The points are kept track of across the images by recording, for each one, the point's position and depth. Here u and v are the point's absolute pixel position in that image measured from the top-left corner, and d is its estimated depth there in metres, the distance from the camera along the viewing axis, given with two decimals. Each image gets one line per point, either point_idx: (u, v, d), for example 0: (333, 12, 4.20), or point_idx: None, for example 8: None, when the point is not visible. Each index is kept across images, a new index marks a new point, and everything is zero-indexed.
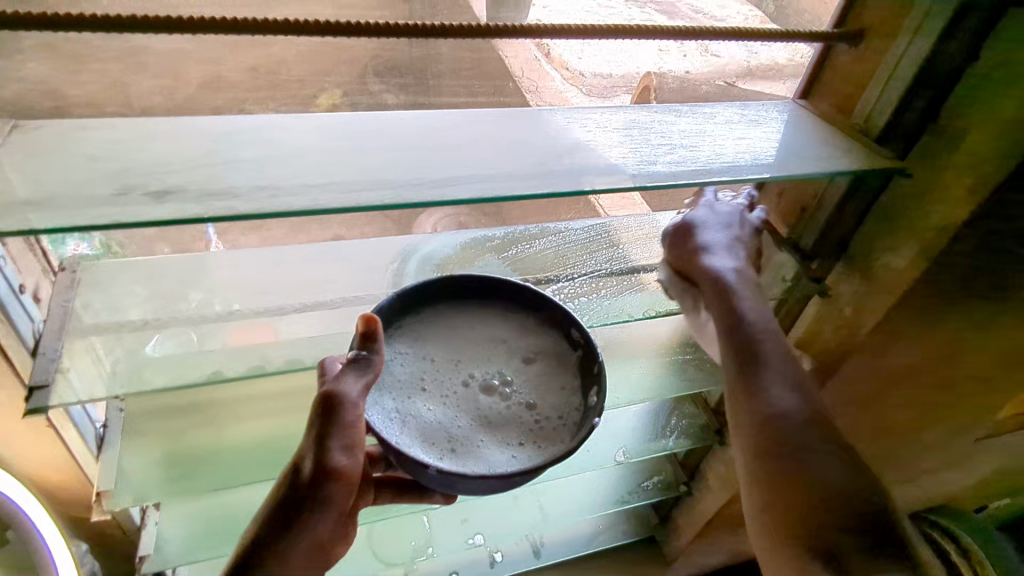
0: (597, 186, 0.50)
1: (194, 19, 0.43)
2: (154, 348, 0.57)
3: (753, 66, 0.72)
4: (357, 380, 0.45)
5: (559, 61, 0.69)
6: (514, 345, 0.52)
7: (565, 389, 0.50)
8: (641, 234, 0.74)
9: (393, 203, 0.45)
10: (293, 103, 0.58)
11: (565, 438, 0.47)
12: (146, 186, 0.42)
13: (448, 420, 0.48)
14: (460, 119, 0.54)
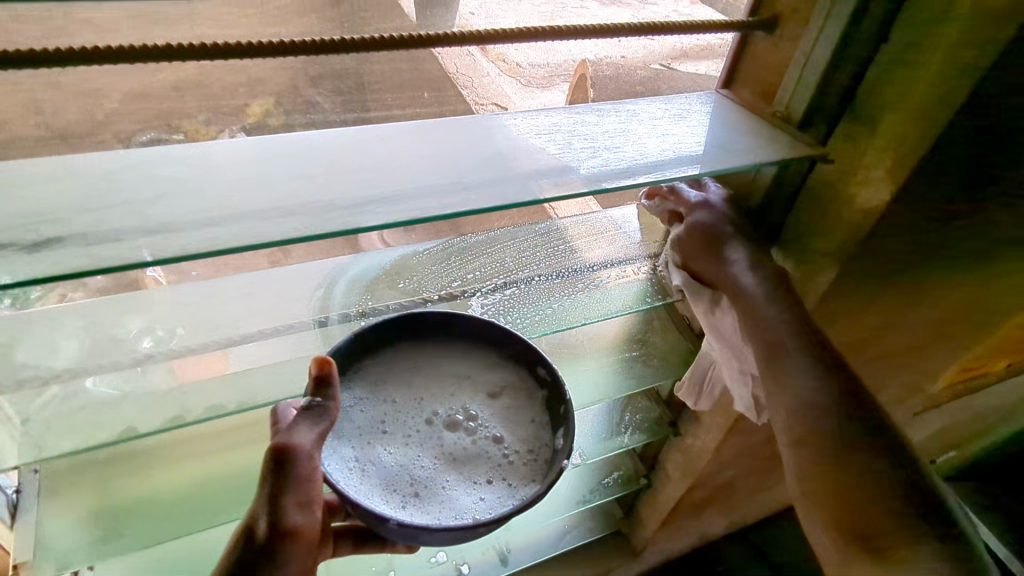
0: (549, 192, 0.49)
1: (68, 50, 0.40)
2: (95, 383, 0.55)
3: (687, 47, 0.67)
4: (308, 429, 0.44)
5: (494, 53, 0.63)
6: (478, 379, 0.53)
7: (532, 425, 0.51)
8: (580, 236, 0.73)
9: (302, 235, 0.42)
10: (193, 120, 0.53)
11: (535, 475, 0.48)
12: (20, 240, 0.38)
13: (410, 466, 0.48)
14: (375, 136, 0.51)
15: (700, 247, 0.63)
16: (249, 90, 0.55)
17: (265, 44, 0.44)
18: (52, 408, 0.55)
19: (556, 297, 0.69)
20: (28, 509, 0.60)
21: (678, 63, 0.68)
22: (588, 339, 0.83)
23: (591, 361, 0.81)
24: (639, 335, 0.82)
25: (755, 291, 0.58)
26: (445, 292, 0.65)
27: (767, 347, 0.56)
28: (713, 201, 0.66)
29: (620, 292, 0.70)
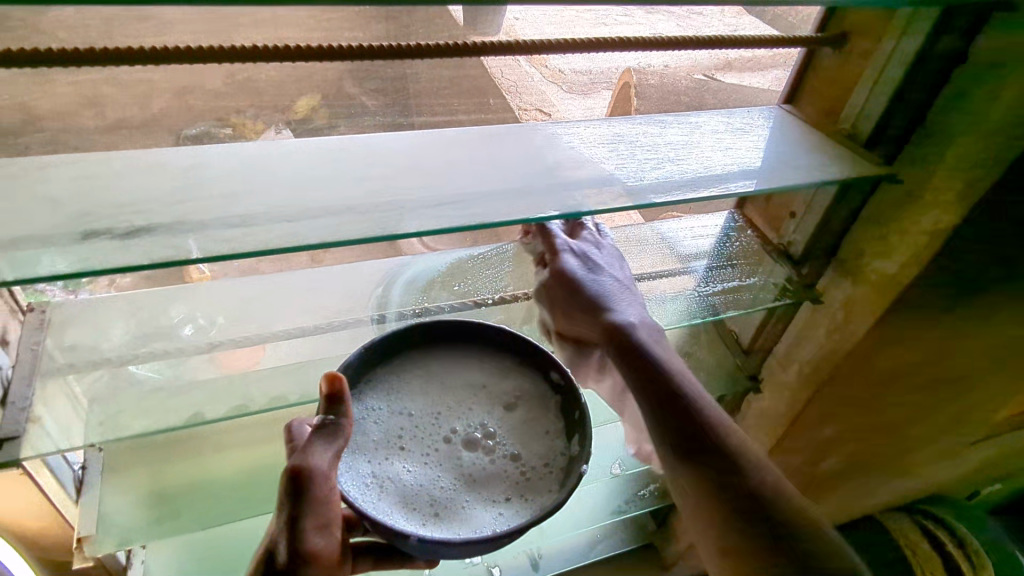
0: (593, 207, 0.49)
1: (153, 49, 0.41)
2: (137, 368, 0.56)
3: (733, 59, 0.68)
4: (325, 451, 0.46)
5: (539, 58, 0.64)
6: (492, 391, 0.53)
7: (548, 433, 0.52)
8: (634, 244, 0.73)
9: (377, 235, 0.43)
10: (242, 115, 0.55)
11: (552, 487, 0.49)
12: (112, 229, 0.40)
13: (430, 481, 0.49)
14: (440, 139, 0.52)
15: (557, 297, 0.59)
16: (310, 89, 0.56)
17: (344, 47, 0.46)
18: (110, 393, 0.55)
19: None
20: (92, 484, 0.61)
21: (722, 74, 0.69)
22: None
23: None
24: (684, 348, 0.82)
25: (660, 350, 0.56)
26: (501, 296, 0.66)
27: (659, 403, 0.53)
28: (600, 254, 0.61)
29: (667, 305, 0.70)
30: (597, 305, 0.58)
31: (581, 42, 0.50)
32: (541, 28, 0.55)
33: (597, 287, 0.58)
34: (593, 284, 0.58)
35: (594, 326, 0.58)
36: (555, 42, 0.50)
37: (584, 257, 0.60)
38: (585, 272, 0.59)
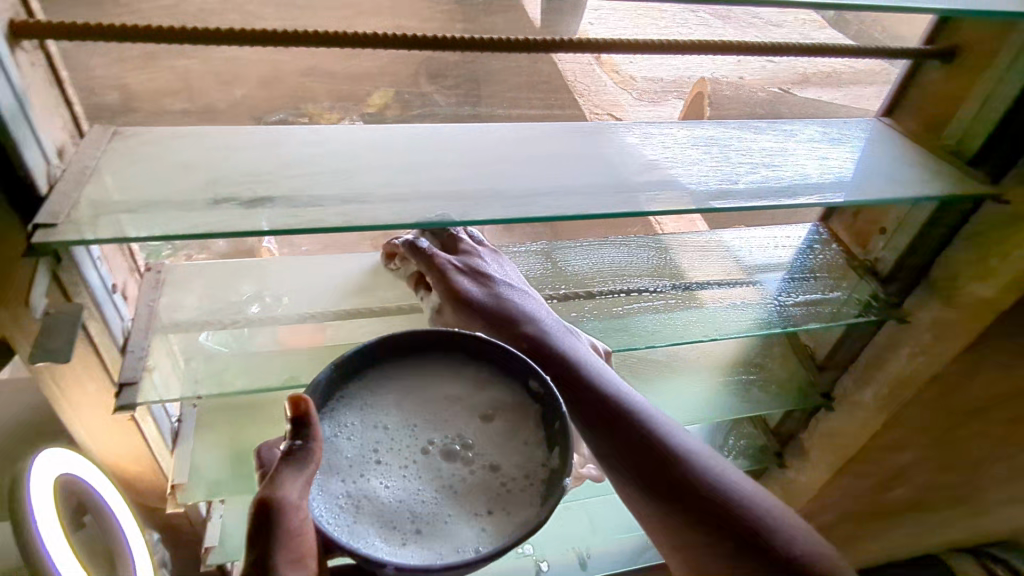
0: (657, 208, 0.49)
1: (285, 32, 0.44)
2: (206, 339, 0.58)
3: (810, 72, 0.71)
4: (298, 480, 0.33)
5: (610, 64, 0.67)
6: (470, 400, 0.39)
7: (531, 442, 0.37)
8: (703, 252, 0.72)
9: (479, 221, 0.45)
10: (324, 105, 0.57)
11: (537, 500, 0.35)
12: (240, 196, 0.43)
13: (406, 500, 0.35)
14: (534, 133, 0.54)
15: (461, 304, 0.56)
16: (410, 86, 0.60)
17: (457, 38, 0.48)
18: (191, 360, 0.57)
19: (678, 312, 0.67)
20: (186, 436, 0.66)
21: (798, 89, 0.71)
22: (698, 356, 0.82)
23: (702, 377, 0.80)
24: (755, 359, 0.81)
25: (579, 352, 0.52)
26: (561, 294, 0.66)
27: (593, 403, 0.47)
28: (499, 267, 0.60)
29: (745, 311, 0.68)
30: (507, 321, 0.54)
31: (676, 44, 0.52)
32: (613, 27, 0.58)
33: (506, 291, 0.57)
34: (512, 298, 0.56)
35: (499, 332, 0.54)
36: (652, 42, 0.52)
37: (464, 272, 0.57)
38: (497, 280, 0.57)
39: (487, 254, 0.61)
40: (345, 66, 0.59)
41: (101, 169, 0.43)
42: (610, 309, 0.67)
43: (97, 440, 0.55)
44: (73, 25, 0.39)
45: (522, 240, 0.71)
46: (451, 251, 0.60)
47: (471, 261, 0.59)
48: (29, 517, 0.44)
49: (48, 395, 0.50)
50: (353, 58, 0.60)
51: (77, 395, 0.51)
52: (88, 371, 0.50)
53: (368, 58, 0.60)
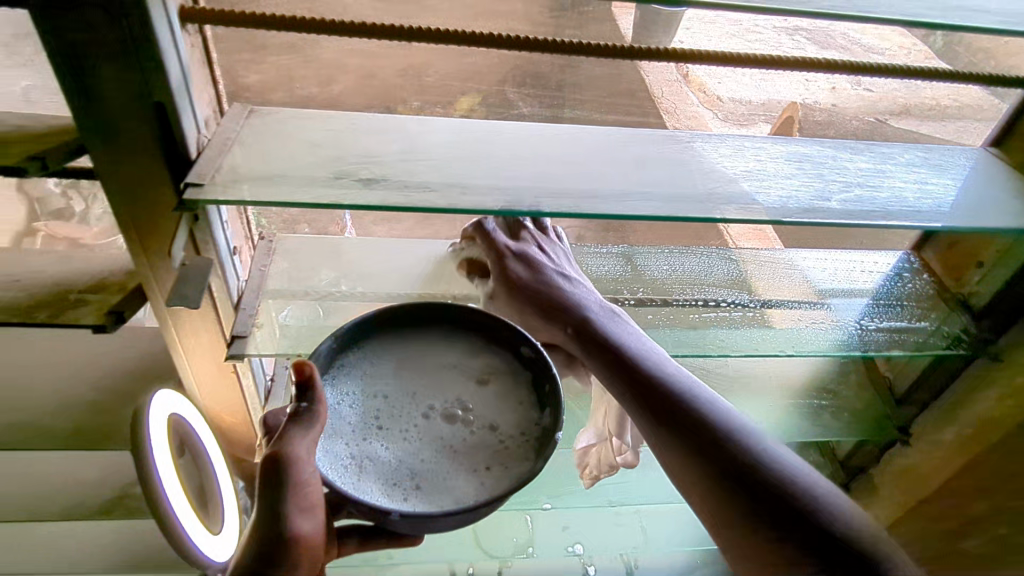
0: (728, 215, 0.50)
1: (416, 28, 0.47)
2: (286, 318, 0.61)
3: (910, 103, 0.74)
4: (305, 437, 0.40)
5: (698, 82, 0.76)
6: (464, 368, 0.46)
7: (520, 405, 0.45)
8: (788, 269, 0.72)
9: (575, 214, 0.48)
10: (448, 104, 0.64)
11: (532, 455, 0.42)
12: (357, 174, 0.47)
13: (407, 461, 0.41)
14: (628, 136, 0.56)
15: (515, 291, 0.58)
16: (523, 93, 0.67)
17: (569, 42, 0.50)
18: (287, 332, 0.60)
19: (756, 328, 0.67)
20: (277, 397, 0.69)
21: (896, 119, 0.73)
22: (772, 374, 0.81)
23: (774, 399, 0.79)
24: (829, 385, 0.80)
25: (624, 338, 0.55)
26: (639, 298, 0.67)
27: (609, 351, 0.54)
28: (558, 254, 0.63)
29: (827, 331, 0.67)
30: (562, 309, 0.57)
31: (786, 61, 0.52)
32: (705, 40, 0.66)
33: (560, 279, 0.59)
34: (566, 287, 0.59)
35: (547, 317, 0.57)
36: (759, 57, 0.52)
37: (528, 261, 0.59)
38: (554, 268, 0.60)
39: (547, 241, 0.63)
40: (462, 62, 0.67)
41: (239, 141, 0.48)
42: (687, 317, 0.67)
43: (204, 386, 0.61)
44: (227, 13, 0.44)
45: (604, 241, 0.73)
46: (513, 236, 0.61)
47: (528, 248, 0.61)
48: (146, 446, 0.48)
49: (168, 341, 0.57)
50: (469, 56, 0.67)
51: (193, 342, 0.56)
52: (203, 325, 0.55)
53: (485, 57, 0.68)
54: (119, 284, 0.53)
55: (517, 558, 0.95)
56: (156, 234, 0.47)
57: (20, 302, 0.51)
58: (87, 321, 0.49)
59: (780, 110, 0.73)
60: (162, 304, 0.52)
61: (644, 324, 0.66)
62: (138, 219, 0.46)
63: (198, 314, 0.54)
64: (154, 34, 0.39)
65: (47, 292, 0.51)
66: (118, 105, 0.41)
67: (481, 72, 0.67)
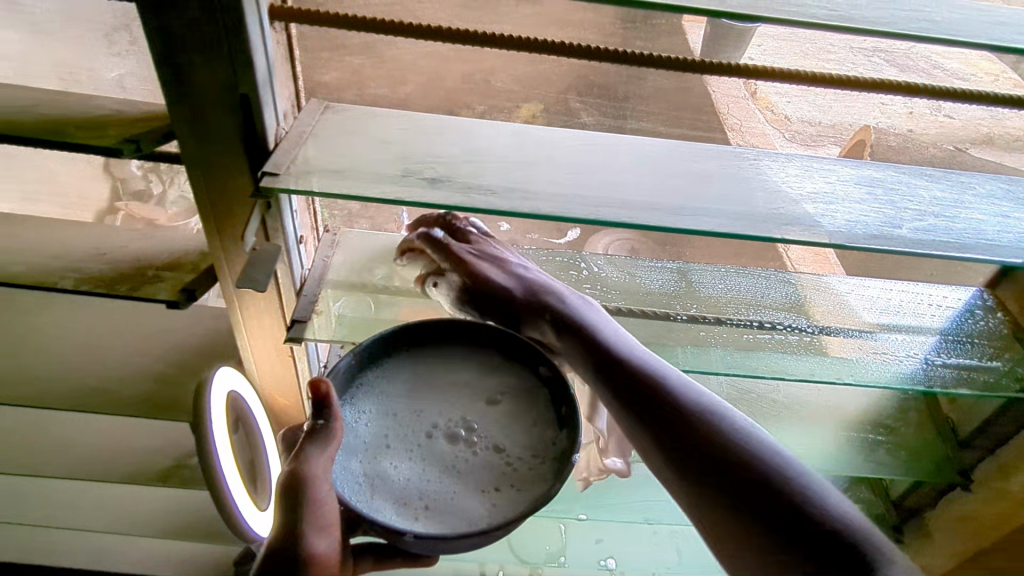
0: (789, 236, 0.49)
1: (488, 34, 0.48)
2: (337, 306, 0.62)
3: (993, 132, 0.72)
4: (322, 454, 0.43)
5: (766, 101, 0.75)
6: (478, 386, 0.48)
7: (538, 425, 0.47)
8: (852, 296, 0.70)
9: (633, 224, 0.48)
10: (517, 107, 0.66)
11: (545, 477, 0.43)
12: (423, 173, 0.49)
13: (421, 479, 0.43)
14: (693, 151, 0.55)
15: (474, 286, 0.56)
16: (588, 107, 0.68)
17: (642, 53, 0.50)
18: (338, 318, 0.61)
19: (809, 354, 0.65)
20: None
21: (976, 149, 0.70)
22: (829, 405, 0.78)
23: (828, 430, 0.77)
24: (886, 421, 0.77)
25: (595, 320, 0.53)
26: (692, 314, 0.66)
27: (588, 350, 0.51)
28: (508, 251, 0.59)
29: (888, 363, 0.64)
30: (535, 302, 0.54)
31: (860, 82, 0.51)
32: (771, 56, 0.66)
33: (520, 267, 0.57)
34: (530, 277, 0.56)
35: (512, 304, 0.55)
36: (832, 77, 0.51)
37: (482, 263, 0.56)
38: (506, 259, 0.57)
39: (488, 238, 0.59)
40: (531, 69, 0.69)
41: (314, 134, 0.50)
42: (741, 338, 0.66)
43: (262, 367, 0.64)
44: (309, 12, 0.46)
45: (659, 258, 0.74)
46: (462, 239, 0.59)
47: (486, 249, 0.58)
48: (207, 421, 0.50)
49: (232, 321, 0.60)
50: (541, 64, 0.69)
51: (256, 326, 0.59)
52: (265, 307, 0.58)
53: (554, 66, 0.69)
54: (193, 263, 0.56)
55: (549, 566, 0.95)
56: (231, 220, 0.50)
57: (104, 275, 0.54)
58: (162, 296, 0.52)
59: (849, 136, 0.72)
60: (231, 285, 0.55)
61: (694, 341, 0.65)
62: (215, 204, 0.49)
63: (263, 300, 0.57)
64: (246, 31, 0.41)
65: (127, 267, 0.55)
66: (208, 95, 0.44)
67: (549, 82, 0.69)
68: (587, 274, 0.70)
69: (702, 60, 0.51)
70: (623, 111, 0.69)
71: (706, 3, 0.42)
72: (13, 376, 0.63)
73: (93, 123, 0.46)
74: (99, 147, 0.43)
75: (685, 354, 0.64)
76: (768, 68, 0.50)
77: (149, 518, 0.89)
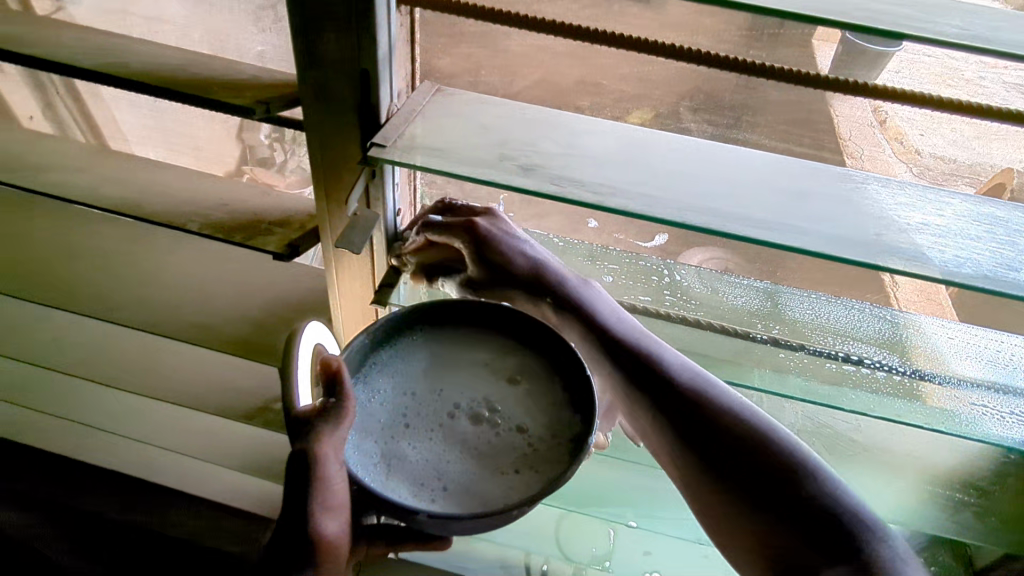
0: (893, 265, 0.47)
1: (599, 31, 0.49)
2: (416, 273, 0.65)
3: None
4: (333, 431, 0.47)
5: (894, 131, 0.66)
6: (495, 367, 0.53)
7: (554, 406, 0.51)
8: (953, 343, 0.64)
9: (716, 230, 0.48)
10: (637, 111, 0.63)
11: (559, 459, 0.48)
12: (517, 159, 0.50)
13: (439, 459, 0.48)
14: (796, 163, 0.54)
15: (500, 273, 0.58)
16: (688, 114, 0.63)
17: (750, 62, 0.49)
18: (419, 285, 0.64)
19: (901, 398, 0.60)
20: None
21: None
22: (913, 460, 0.71)
23: (906, 483, 0.71)
24: (977, 483, 0.70)
25: (617, 318, 0.58)
26: (773, 335, 0.64)
27: (618, 354, 0.56)
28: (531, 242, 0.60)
29: (991, 421, 0.59)
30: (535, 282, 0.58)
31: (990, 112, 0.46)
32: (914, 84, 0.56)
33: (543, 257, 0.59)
34: (555, 268, 0.59)
35: (540, 290, 0.58)
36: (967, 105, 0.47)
37: (494, 242, 0.58)
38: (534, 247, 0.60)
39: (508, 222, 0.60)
40: None
41: (421, 113, 0.53)
42: (826, 366, 0.63)
43: (340, 323, 0.69)
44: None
45: (750, 276, 0.72)
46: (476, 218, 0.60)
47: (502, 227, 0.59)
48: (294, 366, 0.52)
49: (327, 278, 0.65)
50: None
51: (348, 285, 0.64)
52: (355, 266, 0.62)
53: None
54: (300, 222, 0.60)
55: (593, 568, 0.96)
56: (338, 182, 0.54)
57: (224, 223, 0.59)
58: (271, 248, 0.57)
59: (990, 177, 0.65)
60: (331, 244, 0.59)
61: (775, 364, 0.63)
62: (326, 170, 0.54)
63: (357, 260, 0.61)
64: (374, 12, 0.45)
65: (243, 218, 0.60)
66: (331, 67, 0.48)
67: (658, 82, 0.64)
68: (669, 281, 0.70)
69: (796, 68, 0.49)
70: (737, 123, 0.63)
71: (830, 15, 0.41)
72: (140, 305, 0.71)
73: (233, 85, 0.51)
74: (236, 105, 0.48)
75: (764, 376, 0.62)
76: (873, 84, 0.47)
77: (236, 453, 0.98)
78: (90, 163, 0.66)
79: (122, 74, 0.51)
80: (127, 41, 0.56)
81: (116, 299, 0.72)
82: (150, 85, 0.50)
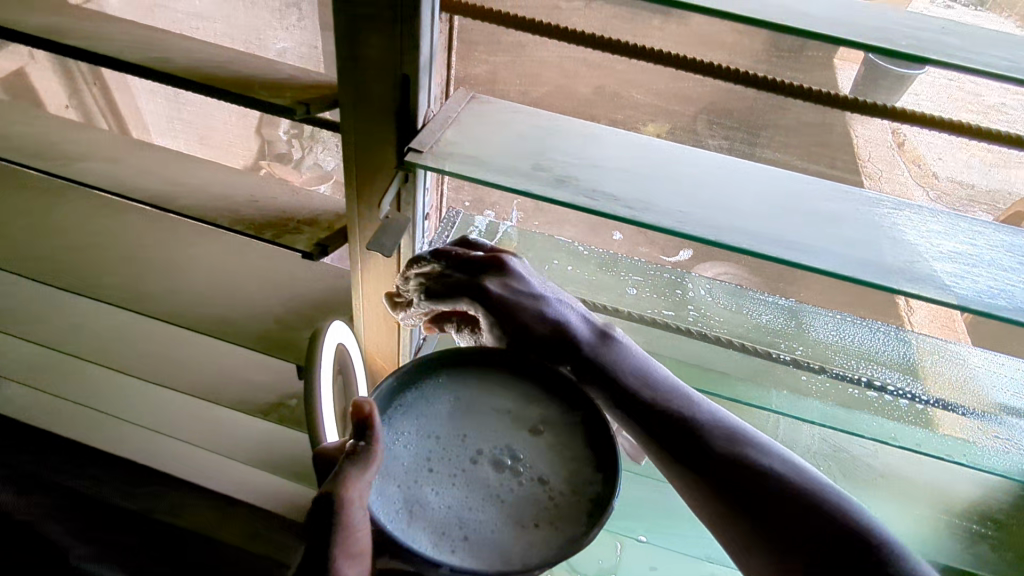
0: (915, 291, 0.46)
1: (638, 47, 0.49)
2: None
3: None
4: (361, 475, 0.46)
5: (912, 154, 0.63)
6: (518, 414, 0.53)
7: (575, 458, 0.52)
8: (977, 373, 0.64)
9: (747, 249, 0.48)
10: (661, 127, 0.62)
11: (579, 519, 0.48)
12: (552, 171, 0.51)
13: (461, 508, 0.48)
14: (828, 187, 0.53)
15: (504, 322, 0.57)
16: (709, 128, 0.62)
17: (789, 83, 0.49)
18: None
19: (917, 425, 0.61)
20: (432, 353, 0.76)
21: None
22: (926, 485, 0.72)
23: (920, 511, 0.72)
24: (993, 513, 0.70)
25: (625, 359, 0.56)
26: (795, 356, 0.65)
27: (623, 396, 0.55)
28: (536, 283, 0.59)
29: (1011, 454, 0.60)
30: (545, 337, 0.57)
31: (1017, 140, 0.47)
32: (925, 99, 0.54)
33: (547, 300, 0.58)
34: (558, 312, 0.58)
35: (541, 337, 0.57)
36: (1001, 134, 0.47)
37: (508, 306, 0.56)
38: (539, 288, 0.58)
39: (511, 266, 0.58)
40: None
41: (456, 120, 0.54)
42: (845, 390, 0.63)
43: (361, 325, 0.70)
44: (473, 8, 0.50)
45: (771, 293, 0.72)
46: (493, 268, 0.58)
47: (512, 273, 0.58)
48: (318, 365, 0.55)
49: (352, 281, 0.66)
50: None
51: (373, 289, 0.65)
52: (382, 270, 0.63)
53: None
54: (328, 223, 0.60)
55: None
56: (371, 184, 0.55)
57: (254, 220, 0.60)
58: (300, 246, 0.57)
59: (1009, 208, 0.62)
60: (360, 247, 0.60)
61: (792, 384, 0.64)
62: (360, 171, 0.54)
63: (385, 264, 0.62)
64: (420, 19, 0.45)
65: (274, 216, 0.60)
66: (372, 71, 0.48)
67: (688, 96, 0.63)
68: (692, 296, 0.69)
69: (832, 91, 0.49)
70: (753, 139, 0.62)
71: (871, 39, 0.42)
72: (166, 298, 0.72)
73: (275, 85, 0.51)
74: (277, 106, 0.49)
75: (780, 396, 0.64)
76: (911, 112, 0.47)
77: (247, 448, 0.99)
78: (123, 154, 0.67)
79: (165, 70, 0.51)
80: (167, 36, 0.56)
81: (140, 291, 0.72)
82: (195, 83, 0.51)
